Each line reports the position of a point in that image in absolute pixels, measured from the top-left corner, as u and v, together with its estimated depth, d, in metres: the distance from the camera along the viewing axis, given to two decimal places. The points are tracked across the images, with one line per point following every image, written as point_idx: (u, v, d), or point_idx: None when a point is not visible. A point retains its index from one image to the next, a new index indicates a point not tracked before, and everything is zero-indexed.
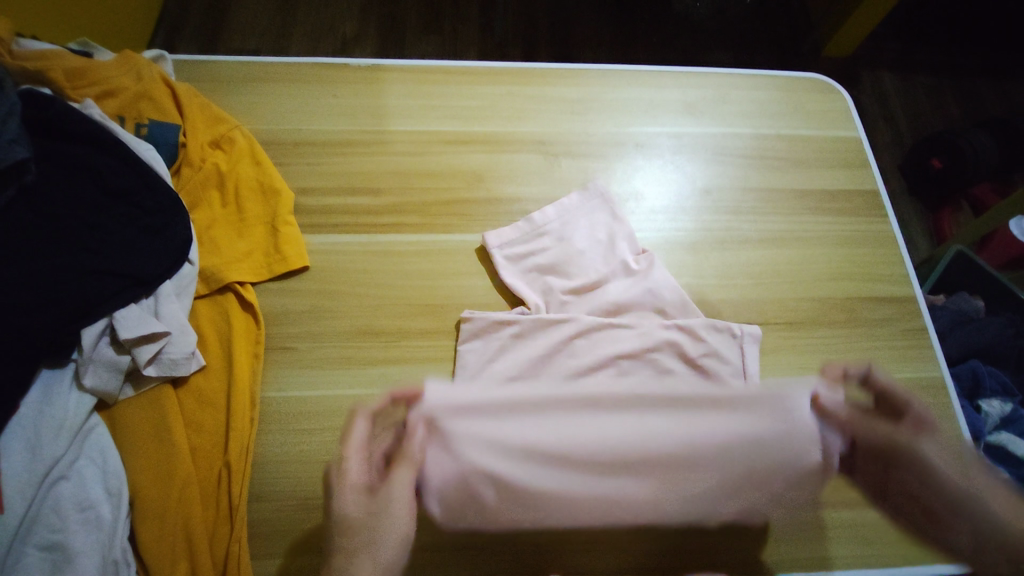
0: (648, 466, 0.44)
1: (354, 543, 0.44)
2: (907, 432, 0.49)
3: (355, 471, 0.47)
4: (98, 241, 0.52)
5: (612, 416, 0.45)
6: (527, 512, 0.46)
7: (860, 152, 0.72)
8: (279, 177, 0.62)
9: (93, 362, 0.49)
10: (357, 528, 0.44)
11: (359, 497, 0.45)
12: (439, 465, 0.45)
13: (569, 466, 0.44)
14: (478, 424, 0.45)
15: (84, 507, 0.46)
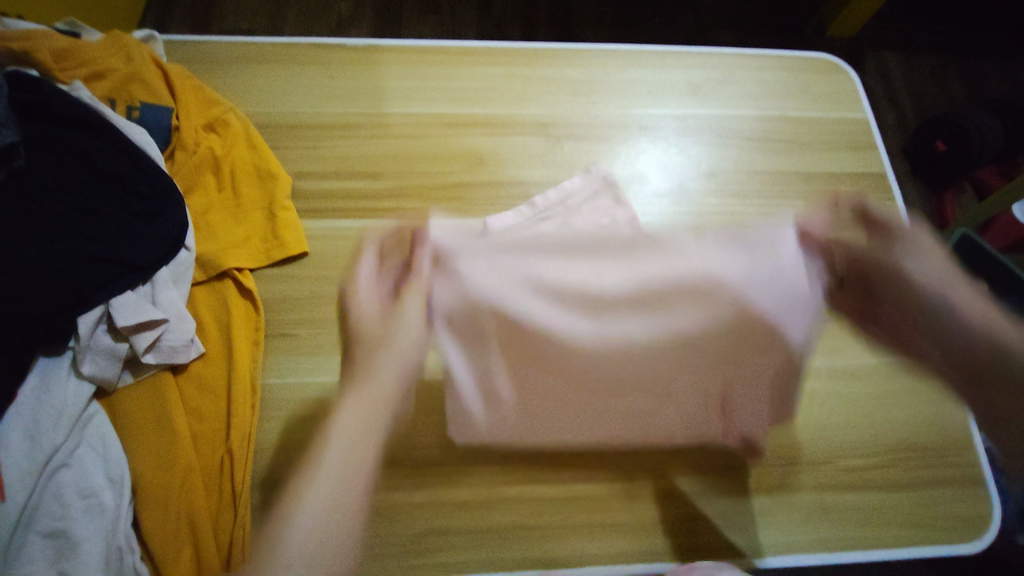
0: (645, 300, 0.47)
1: (368, 351, 0.46)
2: (908, 254, 0.52)
3: (365, 283, 0.49)
4: (92, 227, 0.51)
5: (607, 264, 0.48)
6: (536, 395, 0.50)
7: (867, 134, 0.71)
8: (276, 160, 0.61)
9: (91, 350, 0.49)
10: (371, 335, 0.47)
11: (370, 303, 0.49)
12: (449, 294, 0.48)
13: (572, 312, 0.47)
14: (485, 262, 0.48)
15: (86, 494, 0.46)
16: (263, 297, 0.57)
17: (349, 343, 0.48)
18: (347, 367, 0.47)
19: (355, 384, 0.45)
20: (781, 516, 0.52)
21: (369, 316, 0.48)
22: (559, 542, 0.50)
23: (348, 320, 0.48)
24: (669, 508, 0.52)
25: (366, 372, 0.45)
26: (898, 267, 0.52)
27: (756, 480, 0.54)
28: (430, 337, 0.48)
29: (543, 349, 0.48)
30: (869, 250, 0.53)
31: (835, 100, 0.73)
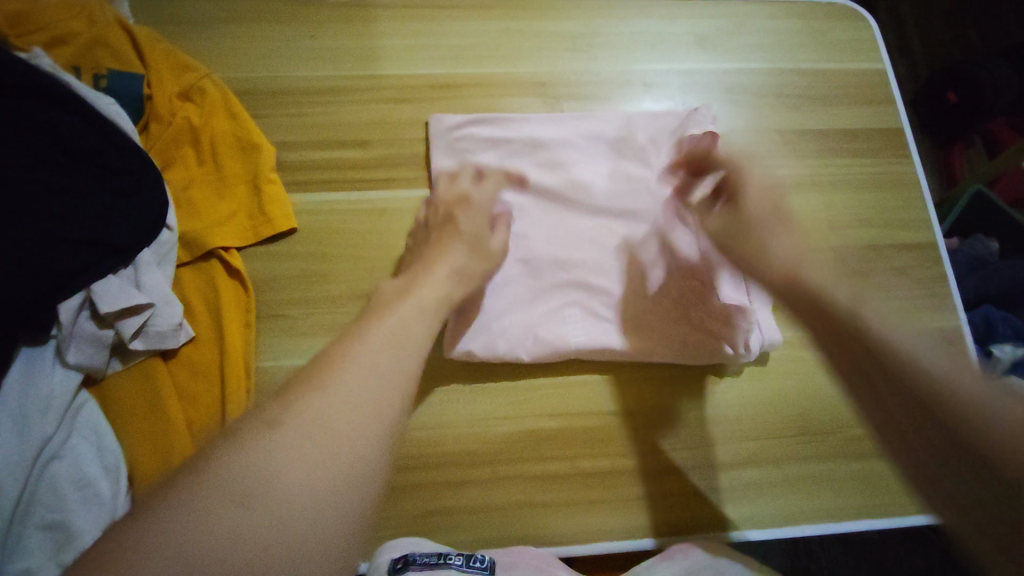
0: (589, 161, 0.58)
1: (470, 250, 0.49)
2: (774, 203, 0.45)
3: (457, 190, 0.53)
4: (65, 207, 0.48)
5: (576, 129, 0.59)
6: (530, 258, 0.54)
7: (883, 87, 0.67)
8: (258, 130, 0.57)
9: (74, 338, 0.46)
10: (479, 240, 0.50)
11: (466, 214, 0.51)
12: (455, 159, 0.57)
13: (562, 174, 0.57)
14: (486, 137, 0.57)
15: (82, 485, 0.44)
16: (252, 277, 0.54)
17: (443, 239, 0.49)
18: (441, 270, 0.47)
19: (462, 274, 0.48)
20: (792, 487, 0.52)
21: (480, 229, 0.51)
22: (568, 519, 0.49)
23: (448, 220, 0.51)
24: (678, 485, 0.51)
25: (395, 313, 0.41)
26: (743, 182, 0.46)
27: (765, 452, 0.53)
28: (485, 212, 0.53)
29: (542, 208, 0.56)
30: (738, 219, 0.45)
31: (852, 49, 0.68)
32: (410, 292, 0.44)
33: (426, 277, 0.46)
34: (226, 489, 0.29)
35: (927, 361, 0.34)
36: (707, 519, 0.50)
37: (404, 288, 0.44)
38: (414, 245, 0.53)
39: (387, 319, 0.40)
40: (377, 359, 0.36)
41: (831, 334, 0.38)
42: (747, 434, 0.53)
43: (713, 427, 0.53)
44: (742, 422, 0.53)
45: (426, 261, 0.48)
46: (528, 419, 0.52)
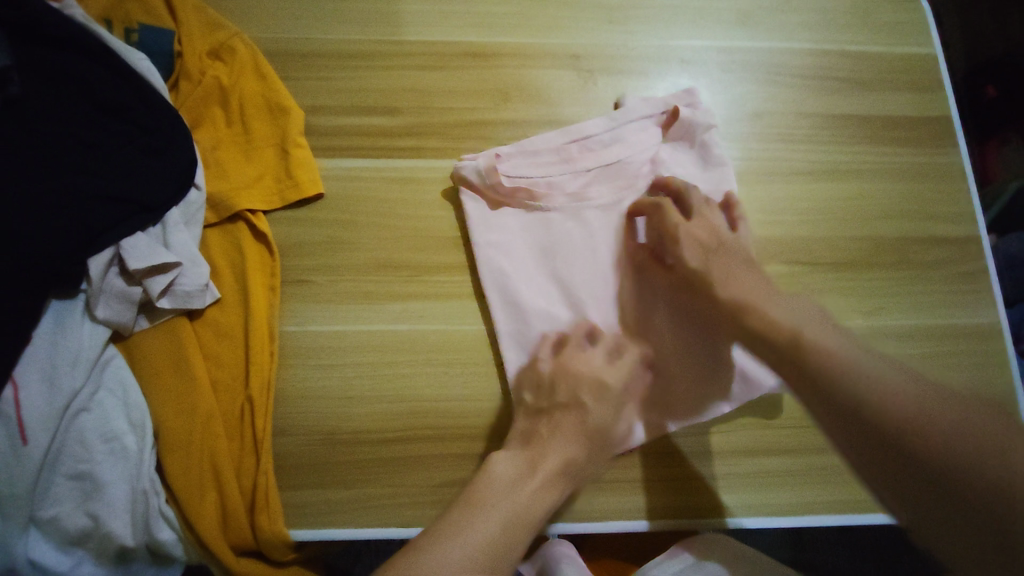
0: (591, 246, 0.53)
1: (588, 444, 0.45)
2: (725, 249, 0.48)
3: (590, 362, 0.47)
4: (97, 163, 0.48)
5: (538, 244, 0.53)
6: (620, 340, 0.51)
7: (933, 72, 0.64)
8: (287, 93, 0.57)
9: (103, 294, 0.47)
10: (603, 432, 0.45)
11: (597, 398, 0.45)
12: (513, 369, 0.50)
13: (567, 259, 0.53)
14: (507, 349, 0.50)
15: (109, 439, 0.45)
16: (277, 240, 0.54)
17: (564, 427, 0.45)
18: (555, 468, 0.43)
19: (577, 470, 0.44)
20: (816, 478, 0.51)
21: (609, 417, 0.46)
22: (587, 497, 0.49)
23: (575, 403, 0.45)
24: (700, 471, 0.50)
25: (520, 502, 0.41)
26: (693, 237, 0.49)
27: (788, 443, 0.52)
28: (601, 373, 0.47)
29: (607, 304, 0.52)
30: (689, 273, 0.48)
31: (900, 30, 0.65)
32: (526, 492, 0.42)
33: (535, 483, 0.42)
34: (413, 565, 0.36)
35: (880, 376, 0.37)
36: (727, 507, 0.50)
37: (521, 476, 0.42)
38: (526, 409, 0.47)
39: (509, 505, 0.41)
40: (504, 533, 0.39)
41: (792, 365, 0.40)
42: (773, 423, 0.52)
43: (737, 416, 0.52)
44: (768, 411, 0.53)
45: (540, 451, 0.44)
46: None
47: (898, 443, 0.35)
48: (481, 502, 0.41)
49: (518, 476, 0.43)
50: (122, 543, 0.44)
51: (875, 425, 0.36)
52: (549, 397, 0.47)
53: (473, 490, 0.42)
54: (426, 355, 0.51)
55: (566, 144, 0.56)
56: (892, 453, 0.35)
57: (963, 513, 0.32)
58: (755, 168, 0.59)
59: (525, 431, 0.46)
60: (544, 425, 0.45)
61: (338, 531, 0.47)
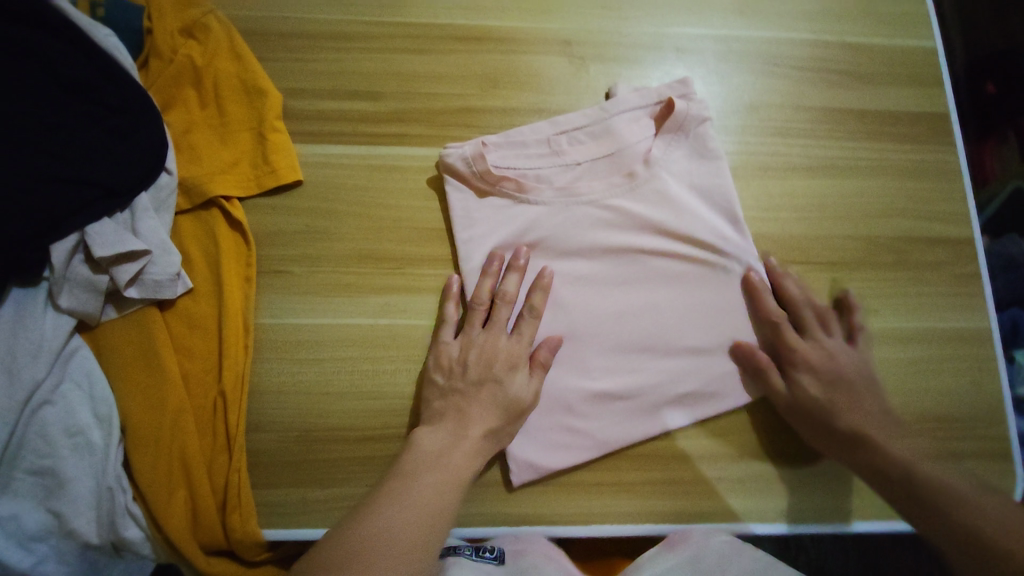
0: (586, 241, 0.52)
1: (504, 414, 0.46)
2: (840, 368, 0.50)
3: (497, 341, 0.48)
4: (61, 144, 0.45)
5: (508, 232, 0.51)
6: (609, 338, 0.50)
7: (936, 68, 0.62)
8: (265, 75, 0.54)
9: (68, 282, 0.45)
10: (520, 402, 0.46)
11: (508, 368, 0.47)
12: (454, 355, 0.48)
13: (557, 255, 0.52)
14: (450, 331, 0.49)
15: (73, 432, 0.43)
16: (251, 229, 0.51)
17: (479, 399, 0.46)
18: (474, 438, 0.44)
19: (498, 437, 0.46)
20: (803, 483, 0.50)
21: (521, 386, 0.47)
22: (567, 499, 0.48)
23: (487, 375, 0.47)
24: (686, 476, 0.49)
25: (440, 473, 0.42)
26: (813, 360, 0.50)
27: (774, 448, 0.51)
28: (514, 352, 0.48)
29: (593, 300, 0.51)
30: (810, 396, 0.49)
31: (905, 23, 0.63)
32: (443, 463, 0.43)
33: (462, 448, 0.44)
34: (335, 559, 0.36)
35: (947, 482, 0.45)
36: (708, 511, 0.49)
37: (445, 448, 0.44)
38: (439, 389, 0.47)
39: (436, 473, 0.42)
40: (440, 493, 0.41)
41: (900, 490, 0.46)
42: (760, 426, 0.51)
43: (723, 418, 0.51)
44: (756, 415, 0.51)
45: (461, 424, 0.45)
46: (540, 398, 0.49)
47: (952, 525, 0.43)
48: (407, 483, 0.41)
49: (442, 443, 0.44)
50: (87, 541, 0.42)
51: (951, 530, 0.43)
52: (461, 375, 0.47)
53: (402, 468, 0.42)
54: (408, 349, 0.50)
55: (552, 134, 0.54)
56: (958, 541, 0.42)
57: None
58: (752, 163, 0.57)
59: (442, 408, 0.46)
60: (460, 400, 0.46)
61: (311, 532, 0.45)
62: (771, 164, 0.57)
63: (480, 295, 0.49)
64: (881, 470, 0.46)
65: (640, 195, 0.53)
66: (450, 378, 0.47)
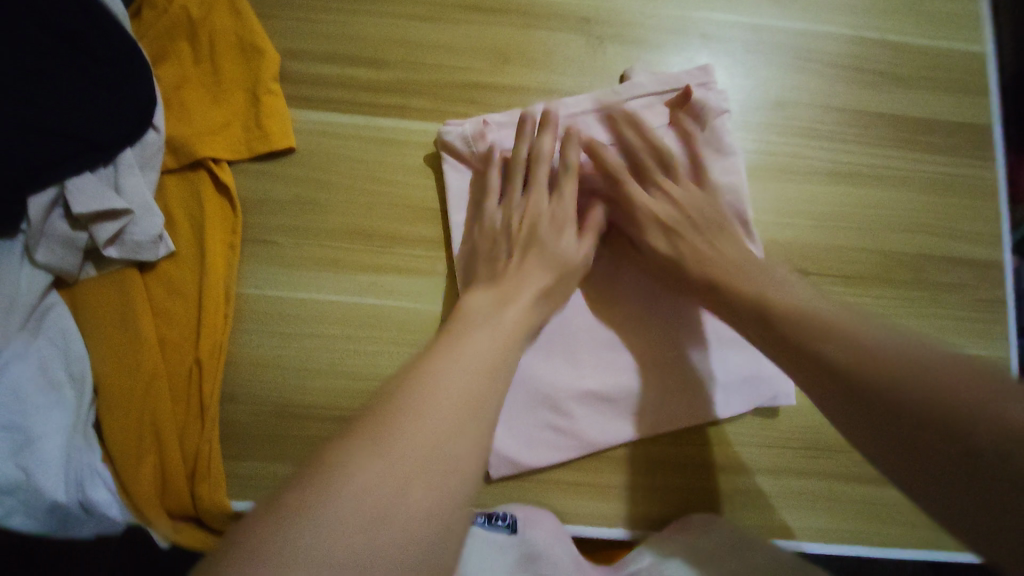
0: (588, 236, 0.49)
1: (559, 272, 0.45)
2: (691, 215, 0.47)
3: (537, 203, 0.47)
4: (44, 92, 0.43)
5: None
6: (602, 336, 0.48)
7: (981, 74, 0.58)
8: (263, 32, 0.51)
9: (45, 237, 0.43)
10: (573, 260, 0.46)
11: (556, 228, 0.47)
12: (484, 227, 0.47)
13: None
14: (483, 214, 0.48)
15: (45, 389, 0.42)
16: (240, 194, 0.50)
17: (530, 262, 0.45)
18: (529, 297, 0.43)
19: (552, 295, 0.45)
20: (790, 502, 0.48)
21: (571, 245, 0.46)
22: (545, 499, 0.47)
23: (536, 237, 0.46)
24: (670, 484, 0.48)
25: (482, 353, 0.36)
26: (655, 209, 0.48)
27: (764, 463, 0.49)
28: (561, 210, 0.47)
29: (590, 298, 0.49)
30: (660, 252, 0.47)
31: (953, 24, 0.58)
32: (485, 332, 0.38)
33: (516, 309, 0.41)
34: (335, 477, 0.27)
35: (952, 372, 0.29)
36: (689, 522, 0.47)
37: (497, 308, 0.41)
38: (487, 256, 0.46)
39: (483, 345, 0.36)
40: (481, 372, 0.34)
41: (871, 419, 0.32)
42: (752, 440, 0.49)
43: (713, 428, 0.49)
44: (748, 428, 0.49)
45: (514, 286, 0.43)
46: (526, 395, 0.47)
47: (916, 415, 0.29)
48: (443, 361, 0.34)
49: (472, 325, 0.38)
50: (52, 500, 0.41)
51: (889, 402, 0.31)
52: (510, 239, 0.46)
53: (439, 345, 0.36)
54: (392, 331, 0.48)
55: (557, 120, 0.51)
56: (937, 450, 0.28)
57: (969, 474, 0.26)
58: (772, 163, 0.54)
59: (493, 273, 0.45)
60: (513, 261, 0.45)
61: None
62: (791, 166, 0.54)
63: (516, 161, 0.48)
64: (822, 359, 0.35)
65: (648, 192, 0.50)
66: (489, 249, 0.46)
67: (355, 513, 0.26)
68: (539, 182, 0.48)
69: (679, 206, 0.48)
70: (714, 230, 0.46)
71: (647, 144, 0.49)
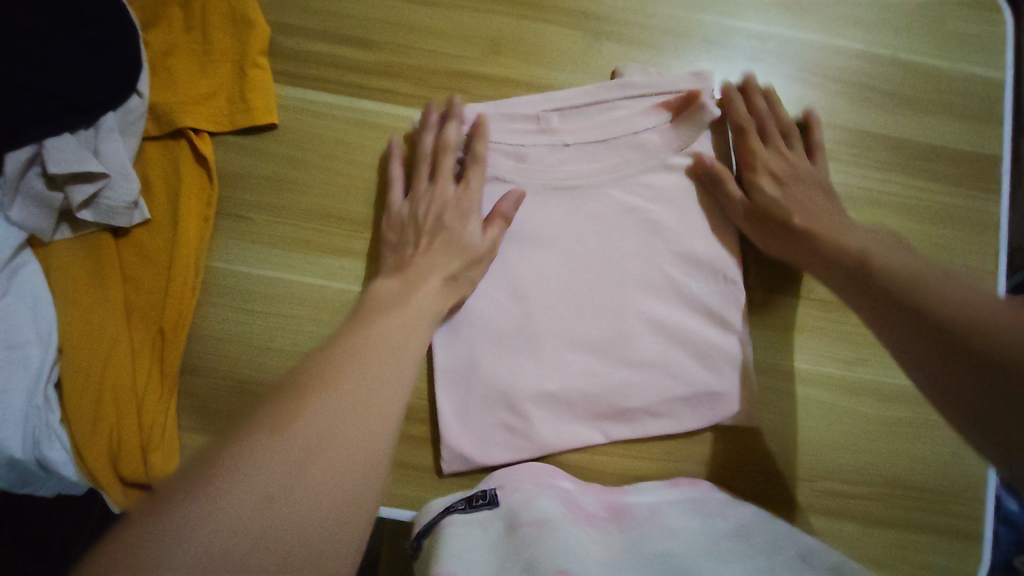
0: (562, 241, 0.48)
1: (460, 257, 0.44)
2: (799, 180, 0.49)
3: (444, 190, 0.47)
4: (31, 52, 0.44)
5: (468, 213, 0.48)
6: (567, 338, 0.47)
7: (999, 104, 0.55)
8: (255, 4, 0.51)
9: (22, 195, 0.44)
10: (473, 246, 0.45)
11: (459, 214, 0.46)
12: (390, 214, 0.47)
13: (526, 243, 0.48)
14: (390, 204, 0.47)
15: (11, 346, 0.43)
16: (219, 168, 0.50)
17: (435, 247, 0.44)
18: (434, 279, 0.42)
19: (460, 281, 0.44)
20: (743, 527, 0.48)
21: (475, 231, 0.45)
22: None
23: (439, 224, 0.45)
24: None
25: (398, 330, 0.35)
26: (771, 166, 0.49)
27: (717, 482, 0.49)
28: (464, 196, 0.46)
29: (557, 301, 0.47)
30: (766, 197, 0.48)
31: (973, 47, 0.55)
32: (398, 312, 0.37)
33: (421, 290, 0.41)
34: (252, 438, 0.26)
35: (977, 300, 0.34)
36: None
37: (405, 290, 0.41)
38: (391, 246, 0.46)
39: (396, 321, 0.36)
40: (399, 342, 0.34)
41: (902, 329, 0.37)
42: (710, 459, 0.49)
43: (668, 441, 0.49)
44: (708, 447, 0.49)
45: (417, 270, 0.43)
46: (484, 395, 0.46)
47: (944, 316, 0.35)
48: (359, 334, 0.33)
49: (384, 311, 0.37)
50: (8, 455, 0.42)
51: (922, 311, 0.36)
52: (411, 228, 0.46)
53: (350, 320, 0.36)
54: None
55: (536, 114, 0.49)
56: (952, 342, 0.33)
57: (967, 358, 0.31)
58: None
59: (397, 263, 0.45)
60: (412, 249, 0.45)
61: None
62: None
63: (424, 152, 0.48)
64: (886, 290, 0.39)
65: (628, 199, 0.49)
66: (394, 236, 0.46)
67: (244, 516, 0.23)
68: (445, 171, 0.47)
69: (790, 173, 0.49)
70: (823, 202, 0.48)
71: (770, 113, 0.51)
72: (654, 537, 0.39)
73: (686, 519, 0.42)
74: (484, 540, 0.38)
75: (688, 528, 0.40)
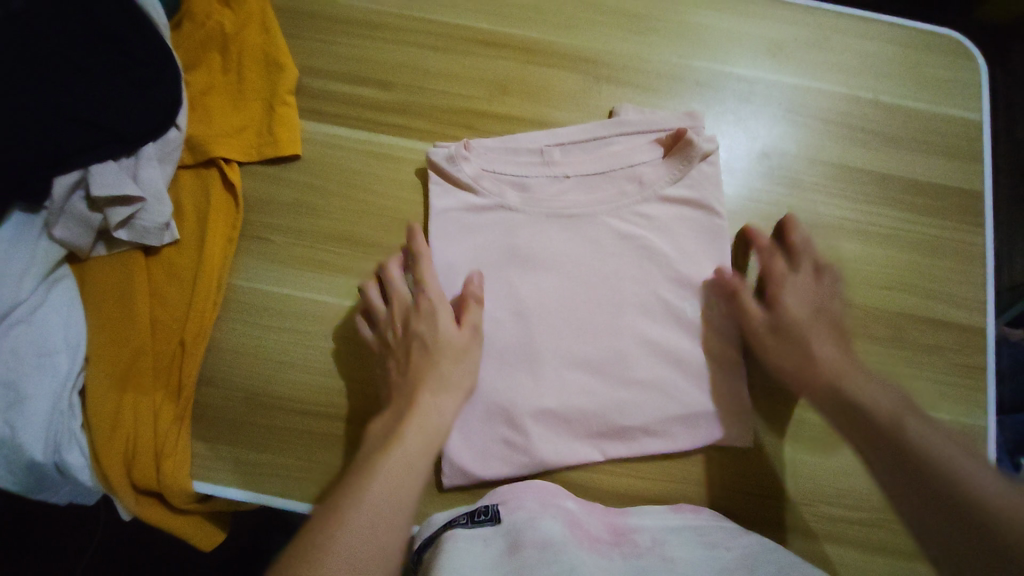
0: (563, 262, 0.51)
1: (440, 358, 0.46)
2: (812, 310, 0.49)
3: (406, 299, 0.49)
4: (83, 87, 0.48)
5: (476, 234, 0.51)
6: (567, 355, 0.49)
7: (978, 142, 0.58)
8: (285, 49, 0.56)
9: (63, 215, 0.48)
10: (451, 341, 0.47)
11: (427, 317, 0.48)
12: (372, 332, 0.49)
13: (529, 265, 0.51)
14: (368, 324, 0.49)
15: (43, 355, 0.46)
16: (244, 193, 0.54)
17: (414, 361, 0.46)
18: (420, 399, 0.44)
19: (450, 386, 0.46)
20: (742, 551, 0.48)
21: (445, 327, 0.47)
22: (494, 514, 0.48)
23: (413, 336, 0.48)
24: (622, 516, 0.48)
25: (383, 479, 0.39)
26: (790, 292, 0.50)
27: (715, 504, 0.49)
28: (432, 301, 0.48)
29: (558, 319, 0.50)
30: (788, 322, 0.49)
31: (950, 90, 0.59)
32: (384, 456, 0.40)
33: (403, 421, 0.43)
34: None
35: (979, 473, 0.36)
36: None
37: (392, 427, 0.43)
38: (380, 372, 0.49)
39: (384, 470, 0.39)
40: (385, 491, 0.38)
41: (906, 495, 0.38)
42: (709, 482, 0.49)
43: (667, 461, 0.49)
44: (706, 469, 0.49)
45: (400, 400, 0.45)
46: (484, 410, 0.48)
47: (961, 509, 0.35)
48: (344, 498, 0.37)
49: (373, 460, 0.40)
50: (30, 458, 0.44)
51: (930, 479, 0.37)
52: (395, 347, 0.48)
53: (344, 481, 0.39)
54: (366, 358, 0.50)
55: (541, 148, 0.53)
56: (972, 550, 0.34)
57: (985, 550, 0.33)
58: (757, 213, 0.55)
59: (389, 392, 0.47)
60: (396, 374, 0.47)
61: (235, 492, 0.47)
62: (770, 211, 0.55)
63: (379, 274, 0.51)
64: (891, 451, 0.40)
65: (625, 226, 0.52)
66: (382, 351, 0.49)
67: None
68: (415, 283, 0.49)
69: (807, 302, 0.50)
70: (839, 338, 0.48)
71: (799, 243, 0.52)
72: (656, 566, 0.38)
73: (690, 548, 0.41)
74: (486, 554, 0.38)
75: (692, 557, 0.39)
